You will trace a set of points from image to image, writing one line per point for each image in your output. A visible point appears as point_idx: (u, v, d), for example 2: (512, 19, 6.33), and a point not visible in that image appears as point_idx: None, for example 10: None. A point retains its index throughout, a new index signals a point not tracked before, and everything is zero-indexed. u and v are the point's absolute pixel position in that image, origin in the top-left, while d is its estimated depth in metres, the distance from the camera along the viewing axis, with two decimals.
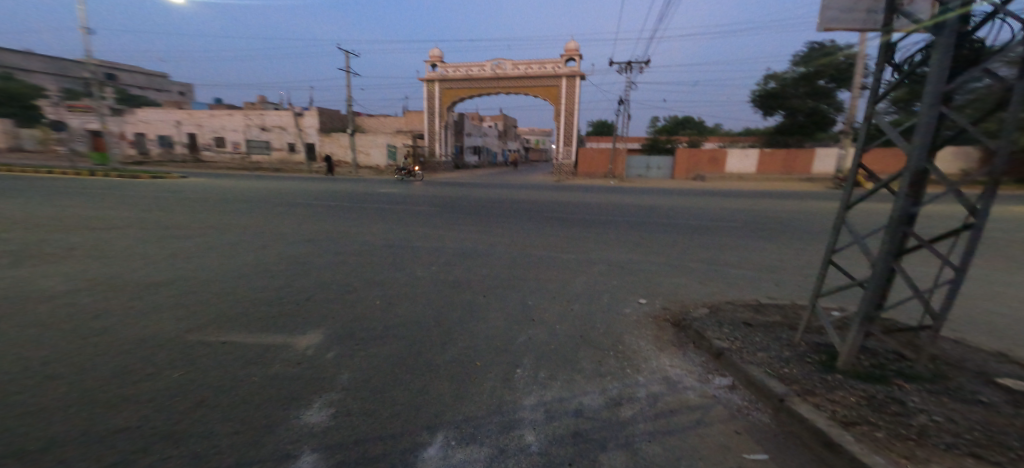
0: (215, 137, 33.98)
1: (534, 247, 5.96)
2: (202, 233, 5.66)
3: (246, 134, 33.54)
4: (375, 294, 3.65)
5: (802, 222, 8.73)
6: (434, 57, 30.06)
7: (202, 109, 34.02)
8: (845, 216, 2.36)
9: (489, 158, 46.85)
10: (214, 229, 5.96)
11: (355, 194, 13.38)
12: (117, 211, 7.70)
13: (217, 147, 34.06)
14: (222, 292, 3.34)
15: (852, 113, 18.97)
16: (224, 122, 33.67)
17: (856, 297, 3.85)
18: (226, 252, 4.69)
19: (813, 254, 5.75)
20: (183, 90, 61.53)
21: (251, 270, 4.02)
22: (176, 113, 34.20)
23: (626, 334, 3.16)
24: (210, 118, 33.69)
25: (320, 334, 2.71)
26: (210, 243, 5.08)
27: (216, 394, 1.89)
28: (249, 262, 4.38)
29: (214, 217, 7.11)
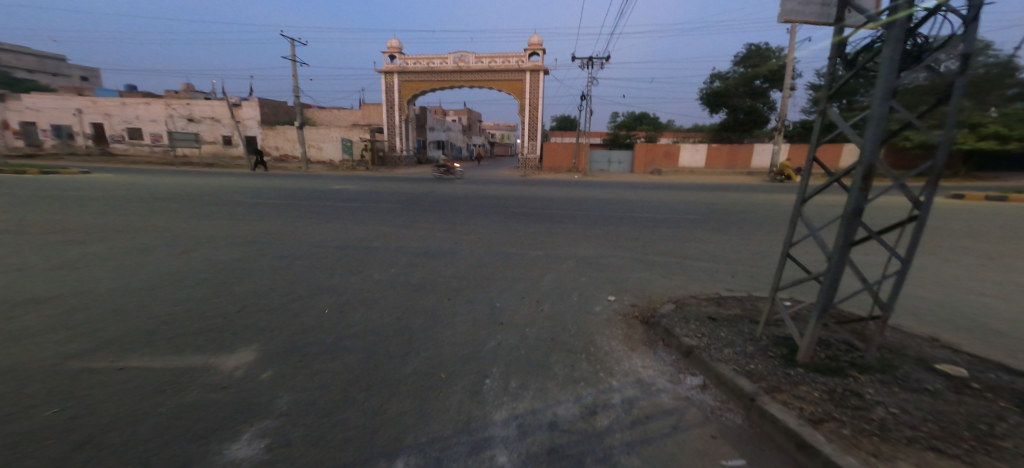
0: (128, 129, 30.73)
1: (501, 244, 5.79)
2: (118, 238, 4.96)
3: (167, 125, 30.47)
4: (326, 302, 3.31)
5: (753, 213, 9.24)
6: (392, 48, 28.82)
7: (108, 98, 30.46)
8: (801, 210, 2.32)
9: (452, 153, 45.99)
10: (132, 234, 5.24)
11: (308, 190, 12.52)
12: (7, 212, 6.58)
13: (132, 140, 30.82)
14: (135, 305, 2.84)
15: (787, 111, 20.46)
16: (138, 111, 30.36)
17: (807, 286, 4.03)
18: (146, 260, 4.09)
19: (767, 245, 6.04)
20: (87, 75, 55.12)
21: (174, 280, 3.50)
22: (78, 99, 30.30)
23: (598, 335, 3.08)
24: (120, 108, 30.52)
25: (253, 351, 2.31)
26: (126, 250, 4.43)
27: (110, 429, 1.51)
28: (173, 269, 3.83)
29: (136, 219, 6.30)
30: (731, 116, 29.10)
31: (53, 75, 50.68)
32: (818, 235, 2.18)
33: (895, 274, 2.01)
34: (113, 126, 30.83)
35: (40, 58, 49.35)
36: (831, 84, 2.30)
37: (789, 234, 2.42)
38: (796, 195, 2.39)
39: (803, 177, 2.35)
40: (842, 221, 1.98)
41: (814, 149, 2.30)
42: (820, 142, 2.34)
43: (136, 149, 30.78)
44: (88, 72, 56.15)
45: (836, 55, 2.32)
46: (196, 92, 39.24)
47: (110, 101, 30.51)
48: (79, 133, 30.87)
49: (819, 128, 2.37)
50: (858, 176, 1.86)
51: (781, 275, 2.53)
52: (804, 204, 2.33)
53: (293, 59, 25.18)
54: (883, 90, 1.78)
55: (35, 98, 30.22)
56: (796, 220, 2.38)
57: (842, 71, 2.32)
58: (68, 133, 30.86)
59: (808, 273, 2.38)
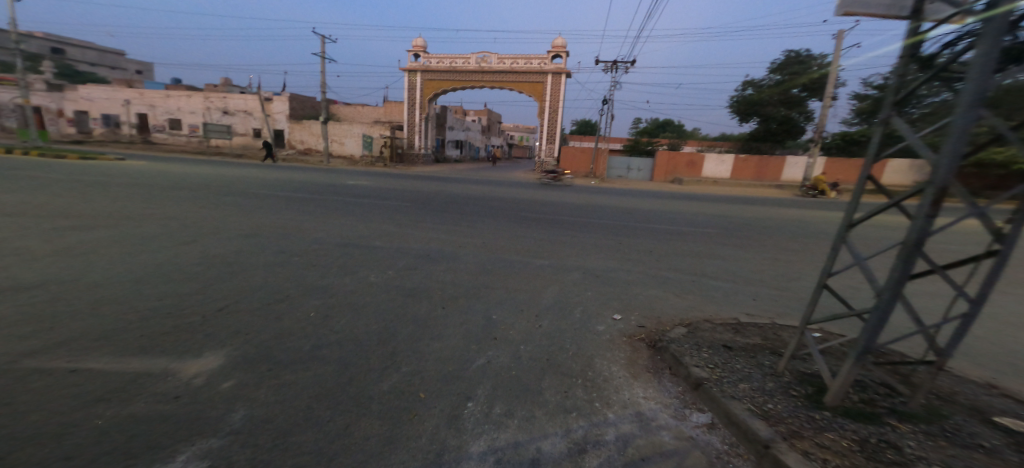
0: (167, 119, 32.21)
1: (506, 250, 5.58)
2: (127, 226, 5.03)
3: (203, 117, 31.76)
4: (313, 305, 3.18)
5: (778, 229, 8.71)
6: (417, 47, 29.12)
7: (153, 89, 31.97)
8: (846, 235, 2.00)
9: (471, 154, 46.22)
10: (143, 221, 5.34)
11: (324, 185, 12.69)
12: (36, 195, 6.86)
13: (171, 130, 32.27)
14: (118, 300, 2.81)
15: (822, 122, 19.43)
16: (178, 103, 31.84)
17: (843, 318, 3.62)
18: (146, 249, 4.10)
19: (793, 266, 5.59)
20: (139, 69, 58.66)
21: (165, 273, 3.46)
22: (125, 91, 31.96)
23: (598, 357, 2.81)
24: (162, 99, 31.94)
25: (219, 357, 2.25)
26: (130, 238, 4.46)
27: (26, 446, 1.43)
28: (169, 261, 3.82)
29: (151, 207, 6.44)
30: (763, 126, 28.21)
31: (108, 69, 53.74)
32: (866, 265, 1.87)
33: (960, 317, 1.70)
34: (154, 117, 32.36)
35: (99, 53, 53.03)
36: (898, 90, 1.94)
37: (830, 261, 2.10)
38: (842, 218, 2.07)
39: (850, 196, 2.03)
40: (899, 253, 1.66)
41: (870, 165, 1.97)
42: (876, 156, 2.00)
43: (175, 139, 32.15)
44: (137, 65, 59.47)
45: (906, 55, 1.96)
46: (231, 86, 40.87)
47: (155, 92, 32.08)
48: (124, 122, 32.42)
49: (877, 141, 2.04)
50: (926, 198, 1.56)
51: (815, 306, 2.21)
52: (852, 229, 2.01)
53: (321, 56, 25.75)
54: (969, 95, 1.45)
55: (88, 88, 31.97)
56: (840, 246, 2.07)
57: (913, 73, 1.95)
58: (112, 122, 32.52)
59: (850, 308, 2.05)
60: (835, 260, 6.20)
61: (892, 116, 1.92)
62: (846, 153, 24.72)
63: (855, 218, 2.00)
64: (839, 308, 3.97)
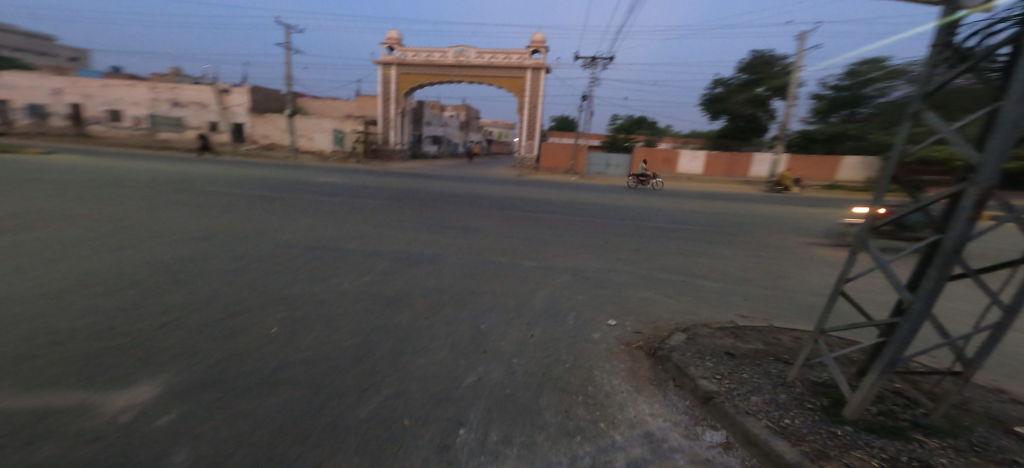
0: (107, 110, 29.75)
1: (491, 251, 5.31)
2: (56, 230, 4.46)
3: (150, 109, 29.62)
4: (276, 319, 2.84)
5: (757, 226, 8.86)
6: (392, 40, 28.18)
7: (88, 77, 29.51)
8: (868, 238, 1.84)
9: (449, 149, 45.35)
10: (74, 225, 4.75)
11: (293, 182, 11.97)
12: None
13: (109, 122, 29.78)
14: (32, 320, 2.38)
15: (785, 120, 20.23)
16: (119, 93, 29.56)
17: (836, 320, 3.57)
18: (74, 257, 3.60)
19: (779, 265, 5.61)
20: (74, 55, 54.10)
21: (96, 286, 3.02)
22: (57, 79, 29.42)
23: (598, 369, 2.62)
24: (101, 90, 29.56)
25: (155, 385, 1.91)
26: (58, 243, 3.95)
27: None
28: (101, 270, 3.35)
29: (86, 209, 5.79)
30: (730, 124, 29.04)
31: (40, 55, 49.05)
32: (890, 270, 1.72)
33: (990, 326, 1.59)
34: (90, 107, 29.79)
35: (29, 37, 48.48)
36: (930, 85, 1.84)
37: (847, 266, 1.95)
38: (862, 219, 1.92)
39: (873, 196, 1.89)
40: (935, 259, 1.53)
41: None
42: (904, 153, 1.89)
43: (115, 131, 29.65)
44: (75, 53, 54.79)
45: (942, 43, 1.85)
46: (182, 76, 38.25)
47: (91, 81, 29.64)
48: (56, 113, 29.75)
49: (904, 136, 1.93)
50: (967, 202, 1.44)
51: (829, 313, 2.07)
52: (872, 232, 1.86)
53: (286, 46, 24.42)
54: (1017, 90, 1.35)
55: (13, 75, 29.30)
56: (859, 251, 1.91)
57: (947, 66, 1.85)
58: (42, 112, 29.75)
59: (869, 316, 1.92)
60: (817, 256, 6.28)
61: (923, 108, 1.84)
62: (805, 150, 25.89)
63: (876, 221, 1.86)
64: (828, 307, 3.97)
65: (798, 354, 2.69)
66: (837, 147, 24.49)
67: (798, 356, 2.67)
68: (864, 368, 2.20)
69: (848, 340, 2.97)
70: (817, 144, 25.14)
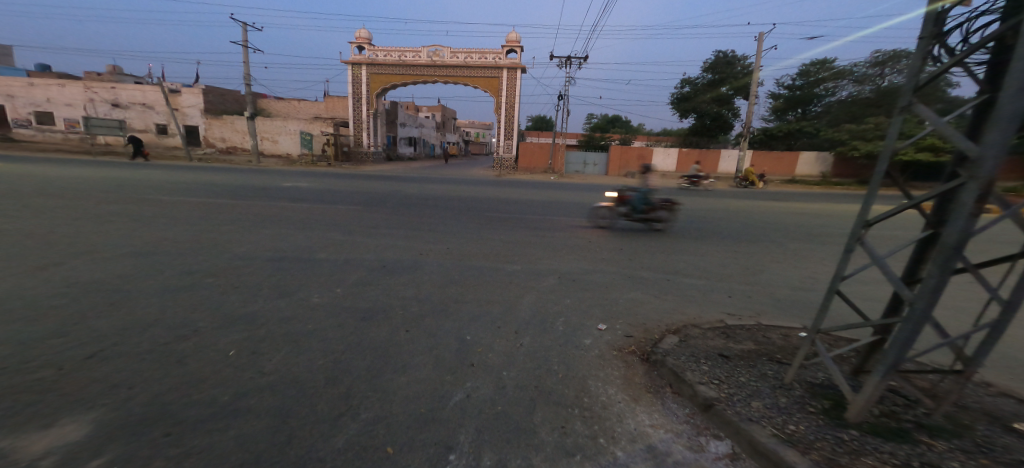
0: (36, 112, 27.43)
1: (472, 256, 5.13)
2: None
3: (86, 110, 27.59)
4: (233, 342, 2.55)
5: (731, 221, 9.09)
6: (361, 39, 27.38)
7: (12, 77, 27.14)
8: (863, 235, 1.73)
9: (424, 151, 44.57)
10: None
11: (257, 188, 11.36)
12: None
13: (41, 125, 27.54)
14: None
15: (750, 118, 21.03)
16: (49, 93, 27.31)
17: (820, 314, 3.59)
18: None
19: (759, 259, 5.68)
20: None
21: (17, 320, 2.67)
22: None
23: (592, 378, 2.49)
24: (25, 89, 27.17)
25: (83, 424, 1.63)
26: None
27: None
28: (25, 303, 2.98)
29: (15, 231, 5.25)
30: (698, 122, 29.91)
31: None
32: (886, 264, 1.60)
33: (990, 326, 1.52)
34: (16, 110, 27.37)
35: None
36: (921, 80, 1.75)
37: (842, 264, 1.85)
38: (856, 215, 1.80)
39: (867, 192, 1.78)
40: (936, 255, 1.43)
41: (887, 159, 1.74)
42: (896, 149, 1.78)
43: (48, 135, 27.47)
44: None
45: (929, 37, 1.77)
46: (122, 75, 35.71)
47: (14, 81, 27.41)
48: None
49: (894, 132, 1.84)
50: (967, 194, 1.33)
51: (826, 313, 1.98)
52: (868, 229, 1.74)
53: (244, 44, 23.22)
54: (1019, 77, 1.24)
55: None
56: (855, 248, 1.80)
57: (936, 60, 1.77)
58: None
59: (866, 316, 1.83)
60: (793, 249, 6.42)
61: (914, 99, 1.77)
62: (766, 146, 27.08)
63: (870, 216, 1.76)
64: (812, 301, 3.99)
65: (791, 353, 2.66)
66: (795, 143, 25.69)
67: (791, 355, 2.64)
68: (861, 367, 2.16)
69: (836, 335, 2.98)
70: (779, 141, 26.30)
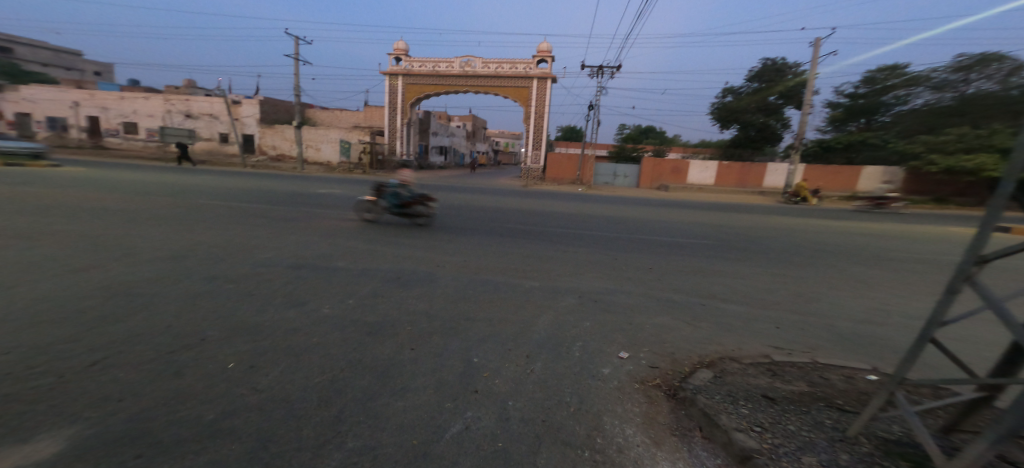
0: (123, 122, 30.58)
1: (490, 270, 4.98)
2: (37, 260, 4.32)
3: (164, 120, 30.36)
4: (235, 354, 2.50)
5: (772, 240, 8.41)
6: (398, 50, 28.46)
7: (105, 91, 30.57)
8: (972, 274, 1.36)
9: (455, 160, 45.51)
10: (58, 254, 4.61)
11: (294, 194, 11.91)
12: None
13: (125, 134, 30.64)
14: None
15: (802, 128, 19.74)
16: (134, 105, 30.43)
17: (885, 355, 3.08)
18: (41, 293, 3.40)
19: (808, 286, 5.11)
20: (100, 69, 56.93)
21: (51, 323, 2.82)
22: (75, 92, 30.55)
23: (608, 414, 2.21)
24: (115, 102, 30.54)
25: (63, 440, 1.58)
26: (24, 279, 3.78)
27: None
28: (61, 306, 3.14)
29: (77, 233, 5.72)
30: (742, 133, 28.52)
31: (63, 69, 51.72)
32: (1003, 310, 1.23)
33: None
34: (108, 120, 30.68)
35: (53, 52, 50.82)
36: None
37: (941, 307, 1.48)
38: (965, 249, 1.42)
39: (981, 219, 1.39)
40: None
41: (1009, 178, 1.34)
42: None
43: (130, 143, 30.44)
44: (92, 66, 56.81)
45: None
46: (194, 88, 39.31)
47: (106, 94, 30.74)
48: (74, 125, 30.84)
49: None
50: None
51: (910, 361, 1.60)
52: (981, 265, 1.36)
53: (294, 57, 24.84)
54: None
55: (30, 89, 30.62)
56: (960, 288, 1.42)
57: None
58: (62, 125, 30.86)
59: (972, 371, 1.43)
60: (851, 275, 5.73)
61: None
62: (822, 159, 25.45)
63: (983, 249, 1.38)
64: (874, 337, 3.46)
65: (856, 399, 2.24)
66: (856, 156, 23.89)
67: (855, 401, 2.23)
68: (956, 426, 1.72)
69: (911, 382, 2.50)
70: (836, 153, 24.62)
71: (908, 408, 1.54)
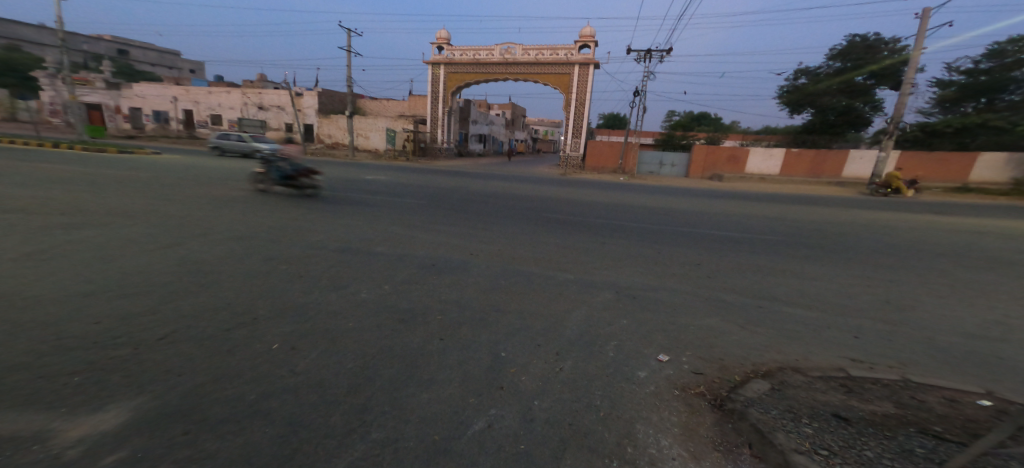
0: (212, 115, 33.70)
1: (524, 260, 4.91)
2: (126, 240, 4.87)
3: (242, 112, 33.14)
4: (278, 335, 2.63)
5: (836, 236, 7.61)
6: (440, 39, 28.72)
7: (199, 87, 33.82)
8: None
9: (494, 147, 45.75)
10: (144, 234, 5.18)
11: (342, 180, 12.55)
12: (61, 202, 7.00)
13: (212, 125, 33.83)
14: (56, 333, 2.41)
15: (898, 111, 17.47)
16: (221, 99, 33.36)
17: (990, 375, 2.61)
18: (126, 269, 3.83)
19: (887, 291, 4.49)
20: (192, 68, 63.32)
21: (132, 296, 3.14)
22: (174, 89, 34.01)
23: (643, 421, 2.06)
24: (206, 96, 33.54)
25: (124, 412, 1.72)
26: (117, 254, 4.27)
27: None
28: (138, 282, 3.49)
29: (160, 215, 6.39)
30: (818, 118, 25.75)
31: (167, 68, 57.80)
32: None
33: None
34: (200, 113, 33.98)
35: (159, 52, 56.33)
36: None
37: None
38: None
39: None
40: None
41: None
42: None
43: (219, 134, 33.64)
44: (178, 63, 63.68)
45: None
46: (266, 82, 42.48)
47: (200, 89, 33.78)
48: (172, 118, 34.45)
49: None
50: None
51: None
52: None
53: (346, 50, 25.98)
54: None
55: (142, 86, 34.46)
56: None
57: None
58: (165, 118, 34.64)
59: None
60: (943, 281, 4.96)
61: None
62: (923, 146, 22.70)
63: None
64: (977, 355, 2.93)
65: (957, 428, 1.88)
66: (970, 142, 21.35)
67: (955, 429, 1.87)
68: None
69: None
70: (943, 139, 21.97)
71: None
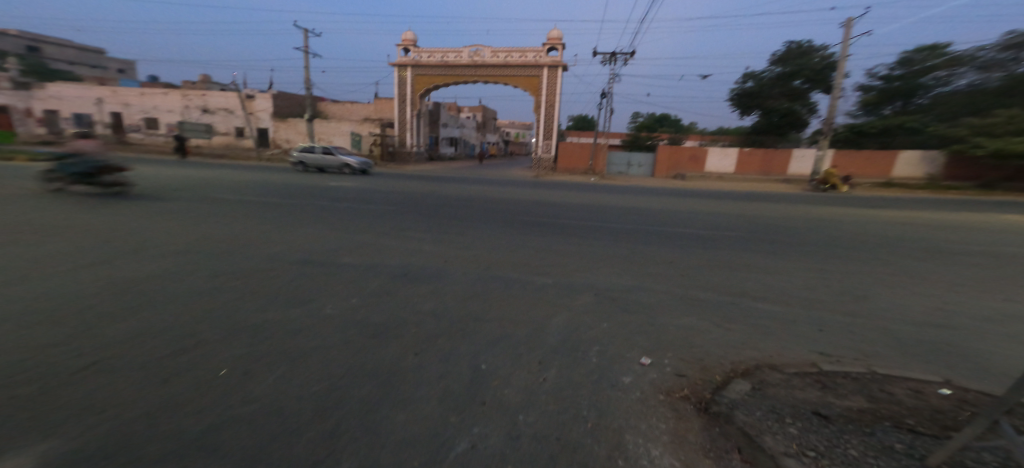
0: (144, 118, 31.50)
1: (502, 265, 4.78)
2: (49, 258, 4.33)
3: (182, 116, 31.16)
4: (231, 359, 2.36)
5: (797, 231, 7.98)
6: (406, 41, 28.14)
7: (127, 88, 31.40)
8: None
9: (465, 151, 45.34)
10: (73, 251, 4.64)
11: (306, 187, 11.93)
12: None
13: (147, 129, 31.54)
14: None
15: (831, 112, 18.81)
16: (155, 102, 31.18)
17: (950, 362, 2.73)
18: (47, 290, 3.37)
19: (849, 283, 4.71)
20: (127, 66, 58.40)
21: (53, 321, 2.75)
22: (98, 90, 31.61)
23: (632, 429, 1.98)
24: (138, 98, 31.36)
25: (29, 461, 1.44)
26: (37, 273, 3.77)
27: None
28: (60, 305, 3.07)
29: (93, 228, 5.77)
30: (764, 119, 27.09)
31: (90, 68, 53.41)
32: None
33: None
34: (131, 116, 31.73)
35: (81, 51, 52.00)
36: None
37: None
38: None
39: None
40: None
41: None
42: None
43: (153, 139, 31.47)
44: (117, 63, 58.86)
45: None
46: (212, 84, 39.93)
47: (128, 90, 31.49)
48: (98, 122, 31.83)
49: None
50: None
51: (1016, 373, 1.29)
52: None
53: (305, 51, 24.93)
54: None
55: (57, 87, 31.85)
56: None
57: None
58: (88, 121, 32.01)
59: None
60: (893, 271, 5.28)
61: None
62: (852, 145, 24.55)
63: None
64: (934, 343, 3.09)
65: (928, 419, 1.93)
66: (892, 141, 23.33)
67: (926, 420, 1.91)
68: None
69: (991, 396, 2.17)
70: (869, 137, 23.84)
71: (1016, 434, 1.19)
